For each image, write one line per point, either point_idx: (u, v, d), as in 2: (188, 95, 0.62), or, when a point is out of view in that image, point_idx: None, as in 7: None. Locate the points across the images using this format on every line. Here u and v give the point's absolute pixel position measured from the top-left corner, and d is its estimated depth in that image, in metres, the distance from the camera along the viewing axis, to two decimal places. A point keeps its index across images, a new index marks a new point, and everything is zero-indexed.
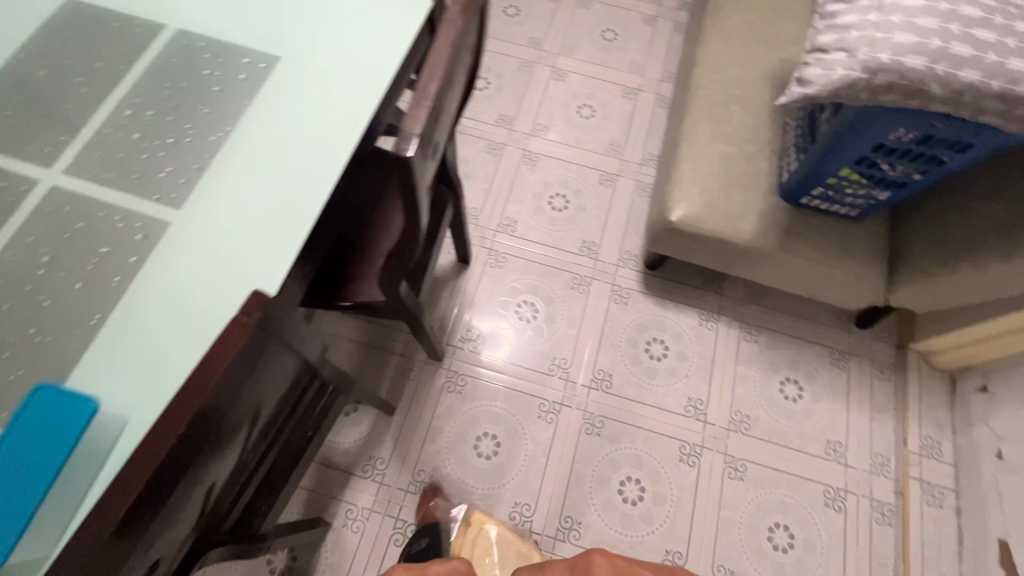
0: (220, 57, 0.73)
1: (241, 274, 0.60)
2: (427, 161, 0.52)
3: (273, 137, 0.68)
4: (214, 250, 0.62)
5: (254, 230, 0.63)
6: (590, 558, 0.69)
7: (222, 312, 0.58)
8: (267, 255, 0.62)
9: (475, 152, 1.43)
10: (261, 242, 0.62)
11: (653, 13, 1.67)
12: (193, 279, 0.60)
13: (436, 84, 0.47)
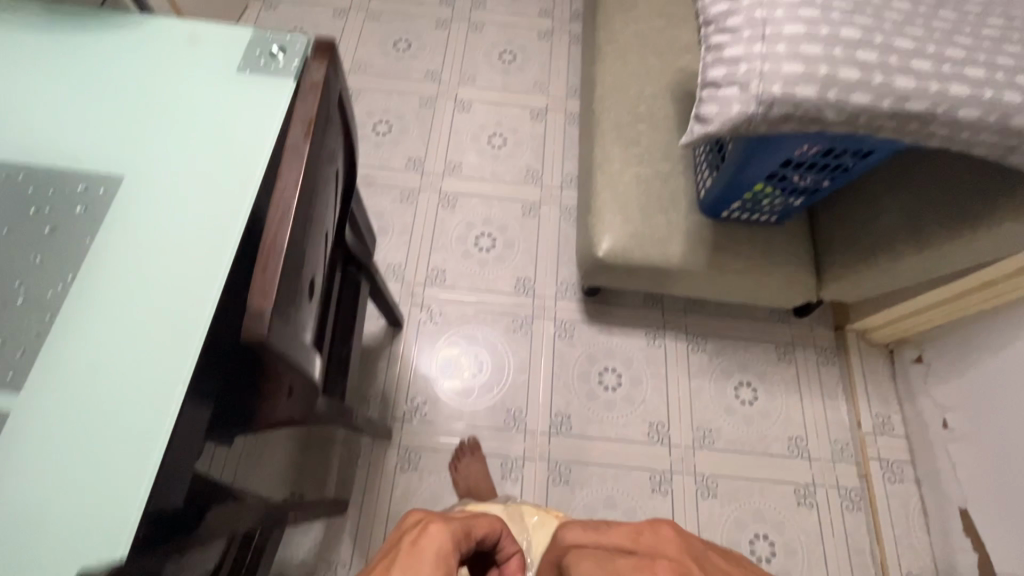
0: (47, 189, 0.62)
1: (111, 453, 0.51)
2: (303, 307, 0.44)
3: (131, 279, 0.59)
4: (76, 435, 0.52)
5: (120, 399, 0.54)
6: (657, 528, 0.63)
7: (93, 507, 0.49)
8: (142, 421, 0.53)
9: (389, 204, 1.35)
10: (132, 414, 0.53)
11: (547, 28, 1.64)
12: (53, 472, 0.51)
13: (289, 228, 0.39)
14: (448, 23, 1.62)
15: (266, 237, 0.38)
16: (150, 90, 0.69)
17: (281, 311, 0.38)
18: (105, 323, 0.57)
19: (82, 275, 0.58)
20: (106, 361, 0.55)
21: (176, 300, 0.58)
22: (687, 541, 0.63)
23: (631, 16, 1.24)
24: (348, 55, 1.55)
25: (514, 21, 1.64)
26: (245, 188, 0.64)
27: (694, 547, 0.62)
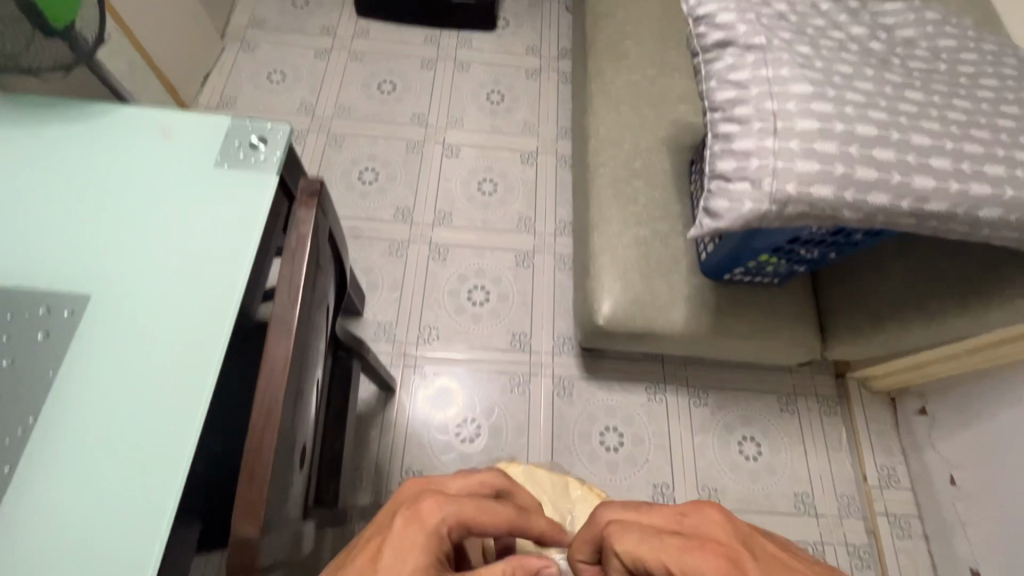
0: (4, 312, 0.56)
1: None
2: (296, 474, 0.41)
3: (105, 411, 0.54)
4: None
5: (100, 542, 0.50)
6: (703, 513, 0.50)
7: None
8: (126, 564, 0.49)
9: (378, 258, 1.30)
10: (115, 561, 0.49)
11: (535, 66, 1.61)
12: None
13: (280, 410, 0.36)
14: (433, 62, 1.58)
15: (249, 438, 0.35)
16: (118, 188, 0.63)
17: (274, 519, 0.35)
18: (79, 456, 0.53)
19: (50, 409, 0.54)
20: (80, 508, 0.51)
21: (157, 430, 0.54)
22: (736, 526, 0.49)
23: (623, 64, 1.22)
24: (329, 99, 1.49)
25: (501, 60, 1.61)
26: (226, 299, 0.60)
27: (745, 535, 0.49)
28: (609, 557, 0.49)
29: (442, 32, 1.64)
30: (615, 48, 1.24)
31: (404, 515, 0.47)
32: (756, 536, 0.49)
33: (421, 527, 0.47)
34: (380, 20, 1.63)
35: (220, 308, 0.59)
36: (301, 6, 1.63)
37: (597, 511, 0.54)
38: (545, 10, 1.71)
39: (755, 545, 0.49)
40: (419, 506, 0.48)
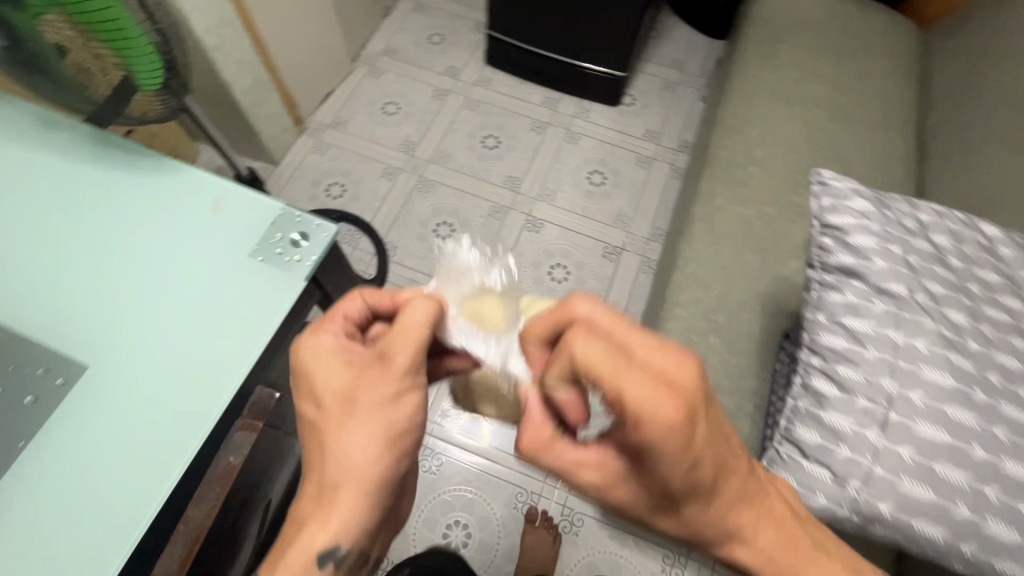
0: (9, 361, 0.57)
1: None
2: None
3: (54, 489, 0.52)
4: None
5: None
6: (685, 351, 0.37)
7: None
8: None
9: None
10: None
11: (648, 153, 1.51)
12: None
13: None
14: (544, 127, 1.54)
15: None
16: (156, 249, 0.63)
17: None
18: (17, 531, 0.50)
19: (9, 477, 0.52)
20: None
21: (103, 515, 0.52)
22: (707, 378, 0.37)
23: (740, 193, 1.07)
24: (433, 142, 1.49)
25: (614, 139, 1.53)
26: (218, 389, 0.57)
27: (711, 391, 0.37)
28: (557, 360, 0.41)
29: (562, 98, 1.59)
30: (736, 171, 1.10)
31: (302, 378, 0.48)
32: (718, 401, 0.38)
33: (315, 362, 0.47)
34: (506, 71, 1.62)
35: (210, 394, 0.57)
36: (435, 44, 1.66)
37: (571, 303, 0.42)
38: (677, 96, 1.60)
39: (716, 413, 0.38)
40: (306, 357, 0.48)
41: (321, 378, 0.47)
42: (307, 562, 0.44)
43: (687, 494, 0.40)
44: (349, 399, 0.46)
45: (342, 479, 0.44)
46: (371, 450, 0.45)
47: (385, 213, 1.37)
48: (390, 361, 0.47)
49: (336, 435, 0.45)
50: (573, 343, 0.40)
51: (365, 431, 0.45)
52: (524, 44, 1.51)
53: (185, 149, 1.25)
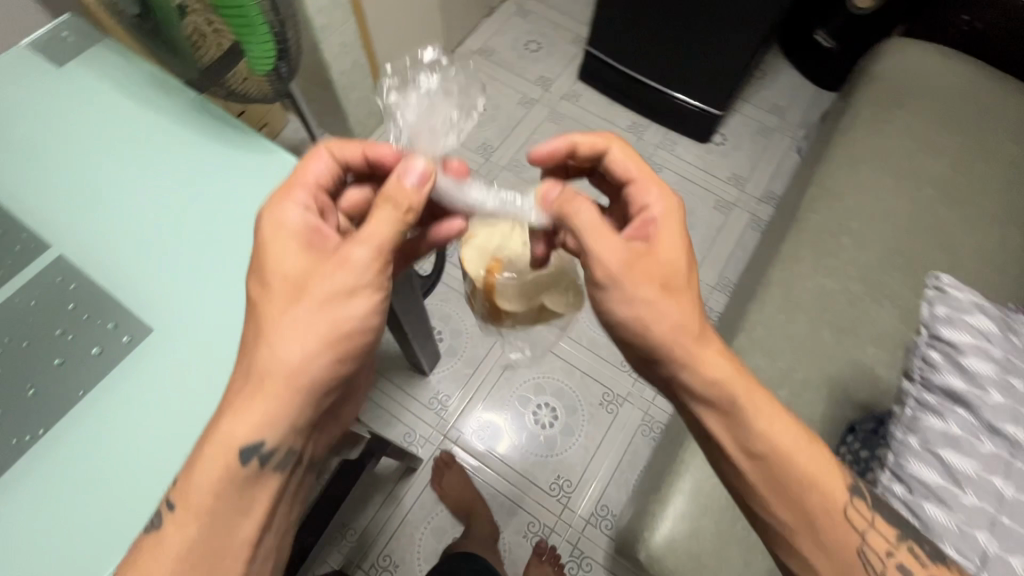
0: (84, 310, 0.59)
1: None
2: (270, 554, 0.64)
3: (98, 444, 0.53)
4: None
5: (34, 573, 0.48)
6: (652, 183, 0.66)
7: None
8: None
9: (472, 325, 1.26)
10: None
11: (729, 198, 1.45)
12: None
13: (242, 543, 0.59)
14: None
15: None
16: (234, 227, 0.64)
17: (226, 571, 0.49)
18: (58, 480, 0.52)
19: (61, 424, 0.54)
20: (30, 533, 0.50)
21: (137, 479, 0.52)
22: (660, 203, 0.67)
23: (825, 262, 1.00)
24: (512, 150, 1.49)
25: (695, 178, 1.48)
26: None
27: None
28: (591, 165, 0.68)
29: (650, 126, 1.56)
30: (825, 237, 1.03)
31: (259, 254, 0.54)
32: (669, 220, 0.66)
33: (275, 247, 0.53)
34: (597, 90, 1.60)
35: None
36: (531, 51, 1.66)
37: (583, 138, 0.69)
38: (770, 143, 1.53)
39: None
40: (269, 232, 0.54)
41: (276, 253, 0.53)
42: (230, 452, 0.50)
43: (686, 276, 0.57)
44: (298, 286, 0.51)
45: (273, 368, 0.50)
46: (317, 342, 0.51)
47: None
48: (342, 252, 0.52)
49: (278, 314, 0.51)
50: (614, 149, 0.68)
51: (303, 325, 0.50)
52: (622, 68, 1.49)
53: (275, 118, 1.29)
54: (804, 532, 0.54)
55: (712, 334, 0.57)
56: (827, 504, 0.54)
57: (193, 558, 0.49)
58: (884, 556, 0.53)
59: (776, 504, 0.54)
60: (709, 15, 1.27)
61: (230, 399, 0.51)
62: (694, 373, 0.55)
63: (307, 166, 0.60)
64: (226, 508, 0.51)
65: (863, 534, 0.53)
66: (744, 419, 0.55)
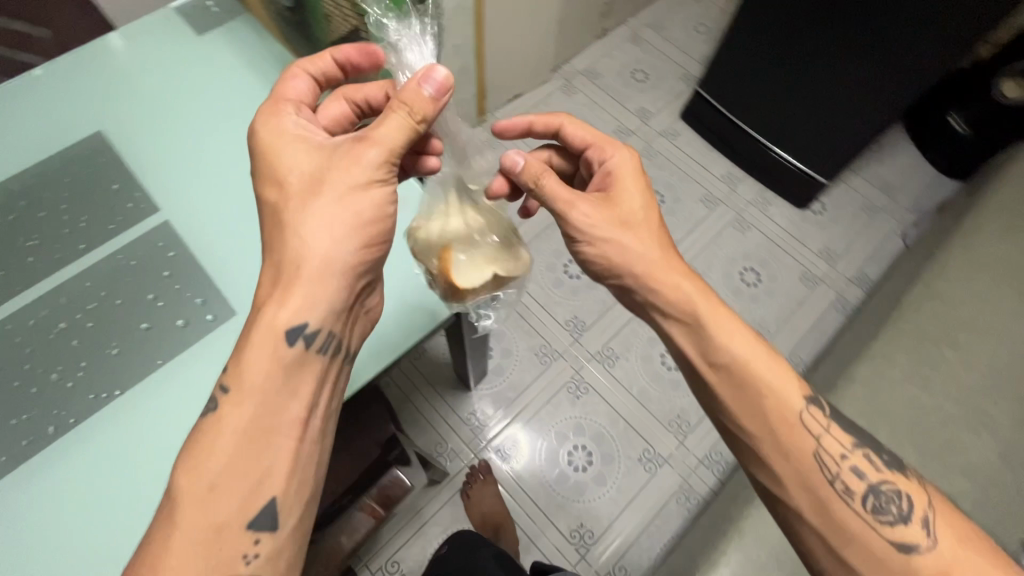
0: (177, 280, 0.60)
1: None
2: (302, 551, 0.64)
3: (165, 417, 0.54)
4: (18, 551, 0.48)
5: (82, 532, 0.49)
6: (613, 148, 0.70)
7: None
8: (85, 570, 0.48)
9: (523, 349, 1.24)
10: (79, 558, 0.48)
11: (817, 271, 1.37)
12: None
13: None
14: (715, 203, 1.45)
15: (180, 481, 0.44)
16: None
17: (280, 442, 0.47)
18: (121, 443, 0.53)
19: (134, 388, 0.55)
20: (86, 491, 0.51)
21: None
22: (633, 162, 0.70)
23: (920, 369, 0.92)
24: None
25: (784, 242, 1.40)
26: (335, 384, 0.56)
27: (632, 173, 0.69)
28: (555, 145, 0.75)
29: (746, 179, 1.49)
30: (926, 342, 0.95)
31: (273, 153, 0.52)
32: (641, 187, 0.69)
33: (281, 150, 0.51)
34: (697, 133, 1.54)
35: None
36: (637, 81, 1.63)
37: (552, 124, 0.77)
38: (873, 223, 1.44)
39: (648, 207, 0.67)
40: (282, 133, 0.53)
41: (289, 152, 0.52)
42: (274, 332, 0.48)
43: (646, 218, 0.63)
44: (317, 179, 0.50)
45: (300, 256, 0.49)
46: (339, 230, 0.50)
47: (528, 230, 1.36)
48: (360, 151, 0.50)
49: (300, 205, 0.50)
50: (568, 125, 0.75)
51: (325, 213, 0.49)
52: (730, 116, 1.44)
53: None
54: (774, 449, 0.56)
55: (678, 262, 0.62)
56: (781, 409, 0.56)
57: (250, 431, 0.46)
58: (840, 458, 0.56)
59: (741, 413, 0.57)
60: (838, 86, 1.21)
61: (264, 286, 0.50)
62: (659, 296, 0.61)
63: (293, 82, 0.57)
64: (276, 389, 0.49)
65: (818, 438, 0.57)
66: (704, 330, 0.58)
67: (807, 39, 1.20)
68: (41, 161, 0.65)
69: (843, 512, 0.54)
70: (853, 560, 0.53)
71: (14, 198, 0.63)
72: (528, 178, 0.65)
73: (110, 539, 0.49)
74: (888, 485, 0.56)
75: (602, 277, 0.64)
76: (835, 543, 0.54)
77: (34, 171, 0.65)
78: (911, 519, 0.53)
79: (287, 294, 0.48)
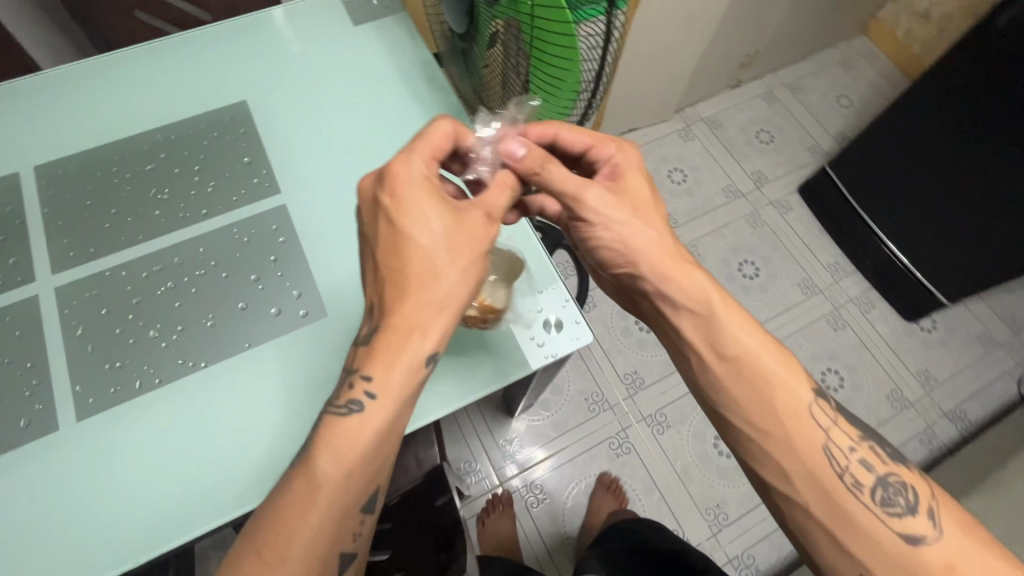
0: (279, 268, 0.61)
1: (92, 531, 0.50)
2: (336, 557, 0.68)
3: (238, 401, 0.55)
4: (83, 492, 0.51)
5: (141, 491, 0.51)
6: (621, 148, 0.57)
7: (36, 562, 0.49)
8: (137, 529, 0.50)
9: (574, 390, 1.21)
10: (133, 516, 0.50)
11: (908, 393, 1.25)
12: (47, 502, 0.51)
13: None
14: (813, 290, 1.35)
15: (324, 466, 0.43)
16: None
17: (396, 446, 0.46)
18: (196, 415, 0.54)
19: (217, 364, 0.56)
20: (153, 451, 0.53)
21: (255, 453, 0.53)
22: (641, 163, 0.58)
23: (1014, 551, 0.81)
24: (696, 234, 1.40)
25: (879, 352, 1.29)
26: None
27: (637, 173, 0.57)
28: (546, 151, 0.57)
29: (853, 273, 1.38)
30: None
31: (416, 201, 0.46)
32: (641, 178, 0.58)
33: (425, 205, 0.46)
34: (811, 211, 1.44)
35: None
36: (760, 142, 1.54)
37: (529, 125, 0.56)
38: (987, 356, 1.30)
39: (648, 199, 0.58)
40: (428, 181, 0.47)
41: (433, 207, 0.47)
42: (415, 363, 0.45)
43: (656, 205, 0.56)
44: (456, 246, 0.47)
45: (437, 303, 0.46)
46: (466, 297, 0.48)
47: None
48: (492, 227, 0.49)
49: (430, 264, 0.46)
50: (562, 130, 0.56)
51: (458, 277, 0.47)
52: (855, 204, 1.34)
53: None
54: (784, 447, 0.50)
55: (683, 253, 0.55)
56: (793, 403, 0.51)
57: (386, 433, 0.46)
58: (847, 451, 0.50)
59: (752, 411, 0.51)
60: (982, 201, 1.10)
61: (405, 306, 0.46)
62: (670, 286, 0.54)
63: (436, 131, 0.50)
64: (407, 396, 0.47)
65: (828, 431, 0.50)
66: (716, 321, 0.52)
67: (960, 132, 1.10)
68: (188, 119, 0.68)
69: (852, 506, 0.48)
70: (863, 556, 0.47)
71: (156, 149, 0.66)
72: (531, 167, 0.52)
73: (164, 505, 0.51)
74: (894, 476, 0.50)
75: (609, 264, 0.57)
76: (843, 538, 0.48)
77: (179, 127, 0.68)
78: (919, 511, 0.47)
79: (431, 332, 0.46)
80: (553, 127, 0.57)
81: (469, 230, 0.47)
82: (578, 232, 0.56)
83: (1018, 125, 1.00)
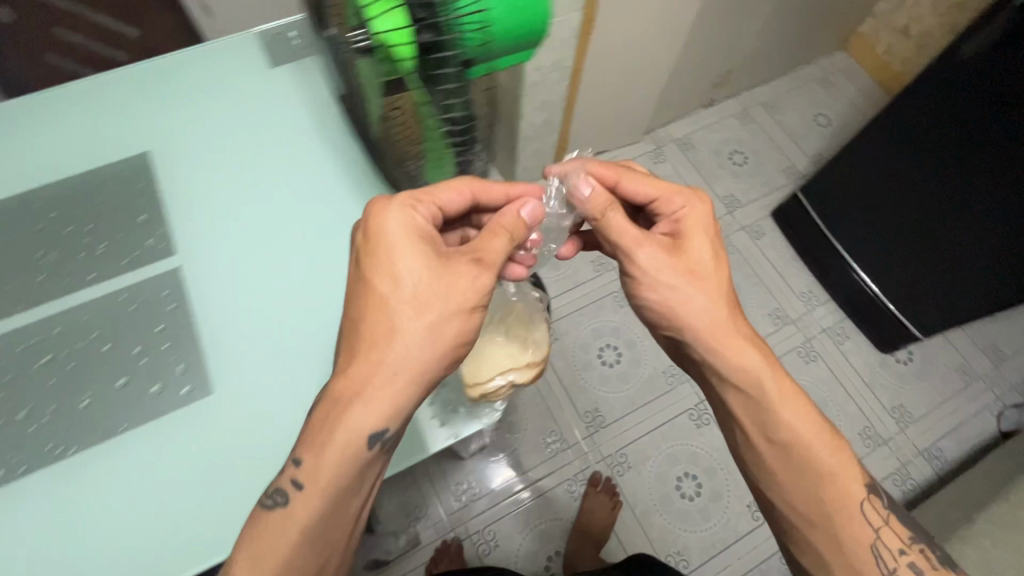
0: (163, 339, 0.57)
1: None
2: None
3: (106, 491, 0.51)
4: None
5: None
6: (691, 200, 0.63)
7: None
8: None
9: (533, 430, 1.16)
10: None
11: (882, 431, 1.20)
12: None
13: None
14: (785, 321, 1.31)
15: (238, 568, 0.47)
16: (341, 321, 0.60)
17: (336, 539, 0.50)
18: (60, 508, 0.50)
19: (87, 449, 0.52)
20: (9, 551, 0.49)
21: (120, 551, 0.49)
22: (714, 219, 0.63)
23: None
24: None
25: (853, 386, 1.24)
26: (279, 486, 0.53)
27: (710, 229, 0.62)
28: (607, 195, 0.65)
29: (826, 303, 1.34)
30: None
31: (393, 255, 0.50)
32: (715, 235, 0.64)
33: (397, 246, 0.50)
34: (784, 237, 1.40)
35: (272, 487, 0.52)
36: (733, 164, 1.49)
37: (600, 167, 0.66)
38: (966, 390, 1.24)
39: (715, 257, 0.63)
40: (404, 238, 0.51)
41: (409, 259, 0.50)
42: (357, 443, 0.48)
43: (717, 267, 0.61)
44: (425, 302, 0.49)
45: (397, 375, 0.48)
46: (459, 337, 0.51)
47: (572, 301, 1.28)
48: (476, 278, 0.50)
49: (399, 322, 0.49)
50: (625, 180, 0.65)
51: (426, 340, 0.49)
52: (829, 235, 1.28)
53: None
54: (830, 541, 0.57)
55: (747, 329, 0.61)
56: (842, 499, 0.57)
57: (319, 529, 0.49)
58: (897, 552, 0.57)
59: (809, 506, 0.58)
60: (936, 237, 1.08)
61: (353, 372, 0.49)
62: (723, 360, 0.59)
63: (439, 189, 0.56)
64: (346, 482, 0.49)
65: (878, 532, 0.57)
66: (768, 404, 0.58)
67: (921, 163, 1.05)
68: (82, 174, 0.65)
69: None
70: None
71: (46, 209, 0.63)
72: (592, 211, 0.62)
73: None
74: None
75: (657, 324, 0.62)
76: None
77: (73, 183, 0.64)
78: None
79: (372, 406, 0.48)
80: (617, 172, 0.66)
81: (450, 280, 0.50)
82: (627, 288, 0.62)
83: (967, 160, 0.97)
